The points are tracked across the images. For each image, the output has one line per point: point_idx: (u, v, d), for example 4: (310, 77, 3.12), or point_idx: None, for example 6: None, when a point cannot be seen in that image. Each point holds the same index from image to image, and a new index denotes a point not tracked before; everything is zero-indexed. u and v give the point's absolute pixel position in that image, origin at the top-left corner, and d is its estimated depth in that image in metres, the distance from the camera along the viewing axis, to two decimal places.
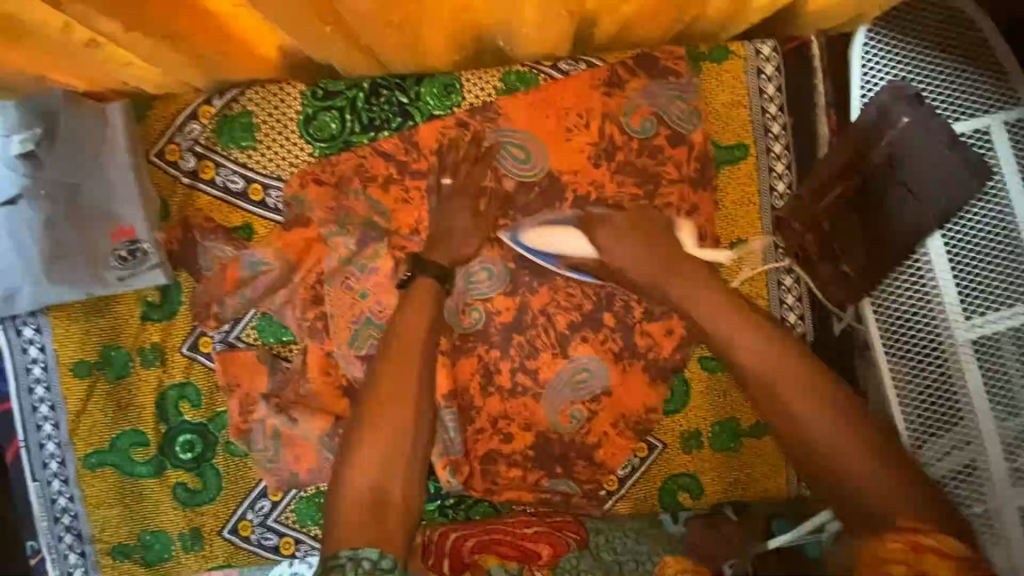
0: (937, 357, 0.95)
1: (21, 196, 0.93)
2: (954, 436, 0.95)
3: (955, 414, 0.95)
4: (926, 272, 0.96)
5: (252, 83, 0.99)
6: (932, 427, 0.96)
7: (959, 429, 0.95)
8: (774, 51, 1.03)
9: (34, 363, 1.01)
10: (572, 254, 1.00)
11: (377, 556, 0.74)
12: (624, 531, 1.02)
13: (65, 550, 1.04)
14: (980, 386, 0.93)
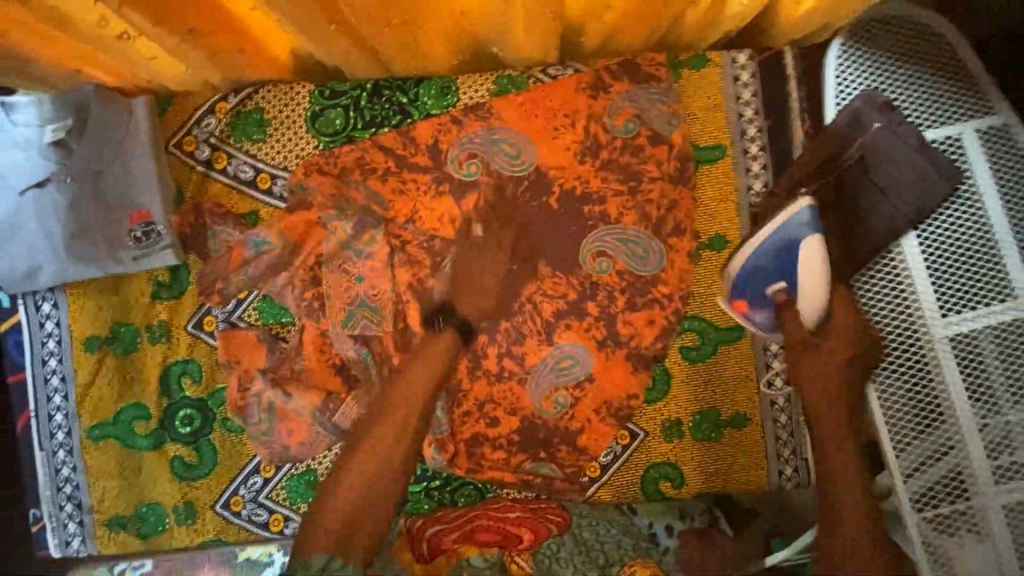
0: (916, 354, 0.97)
1: (50, 179, 1.02)
2: (935, 431, 0.96)
3: (935, 410, 0.96)
4: (902, 271, 0.99)
5: (264, 83, 1.08)
6: (914, 424, 0.98)
7: (941, 430, 0.96)
8: (750, 60, 1.10)
9: (50, 337, 1.08)
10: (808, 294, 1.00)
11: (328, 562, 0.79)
12: (609, 520, 1.05)
13: (65, 518, 1.09)
14: (959, 382, 0.95)
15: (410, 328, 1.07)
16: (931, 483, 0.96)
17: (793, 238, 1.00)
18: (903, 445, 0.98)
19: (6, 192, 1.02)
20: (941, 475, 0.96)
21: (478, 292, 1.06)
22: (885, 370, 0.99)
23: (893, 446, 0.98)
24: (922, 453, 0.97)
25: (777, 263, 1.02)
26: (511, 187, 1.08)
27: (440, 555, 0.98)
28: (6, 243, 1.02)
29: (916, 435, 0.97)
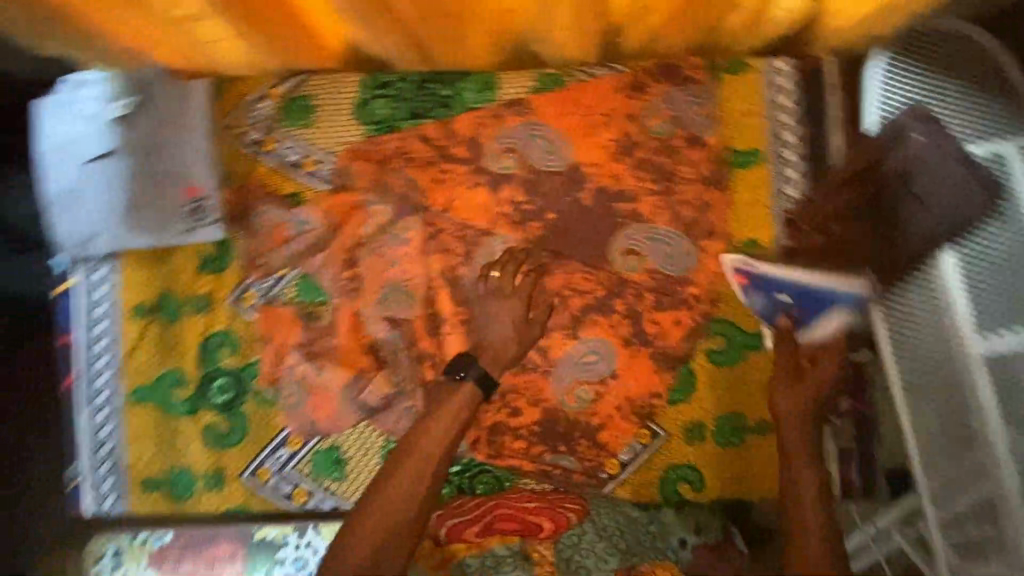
0: (948, 371, 0.96)
1: (113, 152, 1.10)
2: (966, 452, 0.94)
3: (967, 431, 0.94)
4: (938, 288, 0.98)
5: (314, 71, 1.12)
6: (943, 441, 0.98)
7: (972, 455, 0.94)
8: (789, 68, 1.10)
9: (99, 303, 1.13)
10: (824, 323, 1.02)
11: None
12: (630, 517, 1.07)
13: (101, 477, 1.14)
14: (994, 405, 0.92)
15: (439, 313, 1.10)
16: (959, 502, 0.95)
17: (844, 301, 1.00)
18: (932, 460, 0.99)
19: (71, 163, 1.10)
20: (971, 497, 0.94)
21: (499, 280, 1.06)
22: (918, 384, 1.00)
23: (922, 459, 1.00)
24: (952, 470, 0.97)
25: (813, 306, 1.01)
26: (547, 181, 1.10)
27: (457, 542, 1.02)
28: (67, 210, 1.09)
29: (945, 455, 0.97)
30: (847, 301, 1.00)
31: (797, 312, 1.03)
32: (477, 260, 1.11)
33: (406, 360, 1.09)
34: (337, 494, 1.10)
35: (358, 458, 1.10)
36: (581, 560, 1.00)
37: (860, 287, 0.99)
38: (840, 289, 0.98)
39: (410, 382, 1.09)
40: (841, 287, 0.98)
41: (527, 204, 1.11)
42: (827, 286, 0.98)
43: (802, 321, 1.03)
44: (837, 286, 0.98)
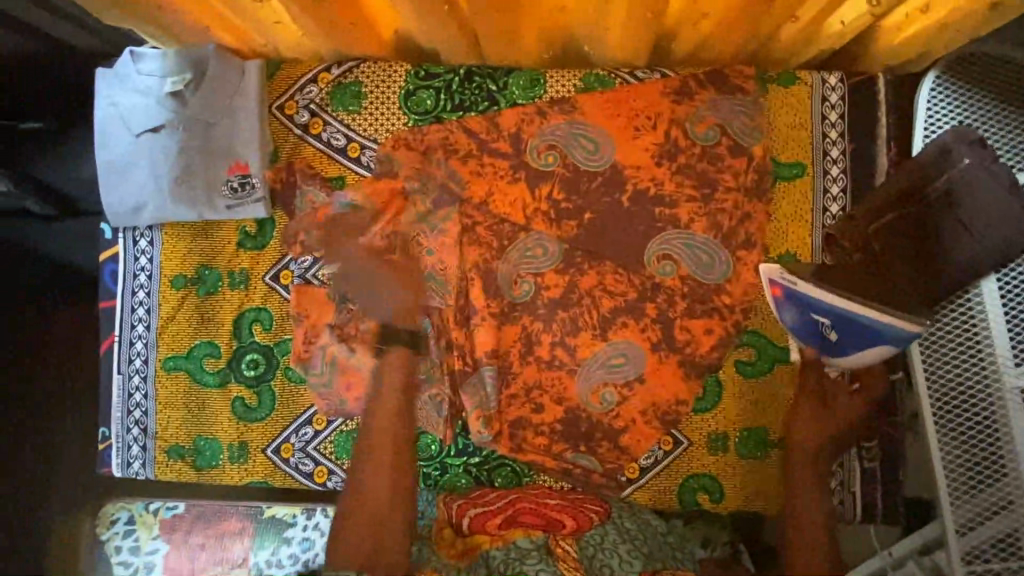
0: (982, 399, 0.96)
1: (164, 126, 1.11)
2: (993, 480, 0.95)
3: (997, 459, 0.95)
4: (978, 314, 0.97)
5: (365, 58, 1.14)
6: (972, 470, 0.96)
7: (1003, 487, 0.95)
8: (840, 83, 1.09)
9: (141, 271, 1.17)
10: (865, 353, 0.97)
11: None
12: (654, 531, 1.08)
13: (130, 441, 1.17)
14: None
15: (470, 304, 1.11)
16: (984, 531, 0.95)
17: (883, 340, 0.93)
18: (960, 488, 0.97)
19: (124, 133, 1.11)
20: (996, 525, 0.94)
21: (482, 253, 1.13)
22: (949, 410, 0.98)
23: (949, 488, 0.97)
24: (978, 499, 0.96)
25: (848, 334, 0.95)
26: (588, 181, 1.11)
27: (481, 534, 1.04)
28: (119, 180, 1.12)
29: (976, 488, 0.96)
30: (887, 341, 0.92)
31: (832, 338, 0.98)
32: (511, 255, 1.11)
33: (435, 348, 1.10)
34: None
35: None
36: (604, 559, 1.00)
37: (906, 331, 0.90)
38: (882, 324, 0.91)
39: (438, 370, 1.10)
40: (882, 323, 0.91)
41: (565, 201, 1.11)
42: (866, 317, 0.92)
43: (834, 347, 0.99)
44: (883, 325, 0.91)
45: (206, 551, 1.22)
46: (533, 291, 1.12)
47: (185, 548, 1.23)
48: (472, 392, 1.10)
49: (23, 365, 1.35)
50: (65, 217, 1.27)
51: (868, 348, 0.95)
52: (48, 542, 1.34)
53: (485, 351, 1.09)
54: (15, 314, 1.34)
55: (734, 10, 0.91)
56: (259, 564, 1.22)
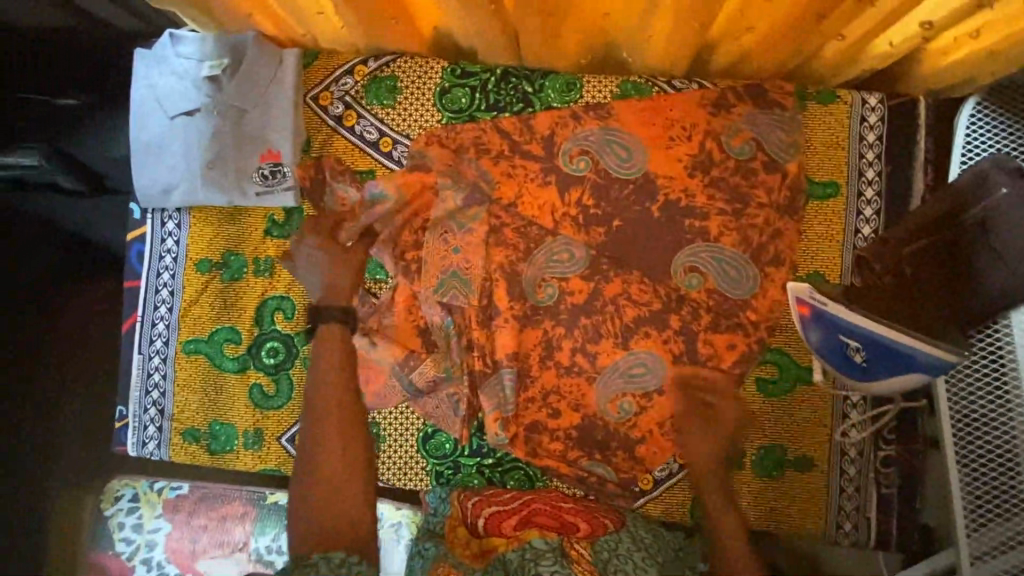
0: (1005, 427, 0.98)
1: (199, 110, 1.11)
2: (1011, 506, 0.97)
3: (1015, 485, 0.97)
4: (1005, 344, 0.99)
5: (402, 53, 1.14)
6: (990, 496, 0.99)
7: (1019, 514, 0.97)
8: (880, 104, 1.08)
9: (167, 253, 1.17)
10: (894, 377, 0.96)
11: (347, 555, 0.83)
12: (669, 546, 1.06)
13: (147, 421, 1.17)
14: None
15: (493, 305, 1.10)
16: (1000, 557, 0.97)
17: (918, 366, 0.92)
18: (977, 513, 0.99)
19: (159, 115, 1.12)
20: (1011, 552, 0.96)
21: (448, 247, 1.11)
22: (971, 437, 1.00)
23: (968, 513, 0.99)
24: (995, 525, 0.98)
25: (881, 358, 0.94)
26: (619, 189, 1.10)
27: (497, 536, 1.03)
28: (152, 162, 1.12)
29: (992, 515, 0.98)
30: (921, 367, 0.92)
31: (862, 360, 0.96)
32: (536, 259, 1.11)
33: (456, 347, 1.10)
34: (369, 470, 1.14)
35: (396, 434, 1.14)
36: (619, 564, 0.96)
37: (940, 361, 0.89)
38: (916, 352, 0.90)
39: (458, 369, 1.10)
40: (919, 351, 0.90)
41: (594, 207, 1.10)
42: (903, 344, 0.90)
43: (864, 370, 0.98)
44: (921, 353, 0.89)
45: (208, 533, 1.24)
46: (557, 295, 1.11)
47: (187, 528, 1.25)
48: (491, 394, 1.09)
49: (23, 366, 1.35)
50: (100, 199, 1.28)
51: (900, 372, 0.94)
52: (48, 534, 1.34)
53: (505, 353, 1.09)
54: (15, 314, 1.33)
55: (780, 26, 0.90)
56: (260, 549, 1.23)
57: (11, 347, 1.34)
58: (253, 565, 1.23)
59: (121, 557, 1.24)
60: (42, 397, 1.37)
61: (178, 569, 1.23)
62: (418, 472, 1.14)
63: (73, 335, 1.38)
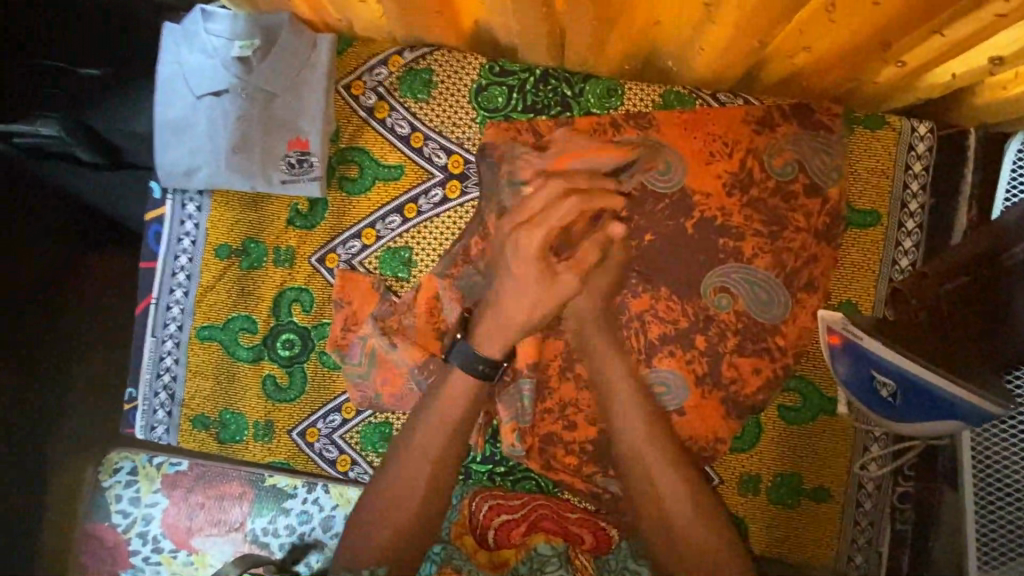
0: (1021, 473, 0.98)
1: (227, 91, 1.07)
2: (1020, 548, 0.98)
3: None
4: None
5: (439, 46, 1.10)
6: (999, 538, 0.99)
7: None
8: (930, 132, 1.04)
9: (186, 236, 1.14)
10: (929, 424, 0.93)
11: None
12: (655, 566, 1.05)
13: (156, 405, 1.16)
14: None
15: None
16: None
17: (956, 413, 0.88)
18: (987, 554, 1.00)
19: (185, 93, 1.07)
20: None
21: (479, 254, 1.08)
22: (986, 479, 1.00)
23: (978, 551, 1.00)
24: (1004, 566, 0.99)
25: (916, 401, 0.91)
26: (654, 202, 1.07)
27: (508, 547, 1.03)
28: (174, 141, 1.08)
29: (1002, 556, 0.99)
30: (960, 414, 0.88)
31: (894, 400, 0.94)
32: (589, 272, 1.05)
33: None
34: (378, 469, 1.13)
35: None
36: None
37: (982, 413, 0.86)
38: (957, 401, 0.87)
39: None
40: (959, 397, 0.86)
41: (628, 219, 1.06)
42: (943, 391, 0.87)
43: (898, 410, 0.95)
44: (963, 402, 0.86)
45: (205, 511, 1.21)
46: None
47: (185, 505, 1.21)
48: (510, 404, 1.06)
49: (23, 365, 1.37)
50: (94, 174, 1.20)
51: (935, 419, 0.91)
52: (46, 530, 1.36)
53: (526, 364, 1.07)
54: (14, 314, 1.35)
55: (842, 50, 0.86)
56: (256, 531, 1.19)
57: (11, 347, 1.36)
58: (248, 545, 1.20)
59: (117, 528, 1.21)
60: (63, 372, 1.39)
61: (174, 544, 1.20)
62: None
63: (72, 335, 1.39)
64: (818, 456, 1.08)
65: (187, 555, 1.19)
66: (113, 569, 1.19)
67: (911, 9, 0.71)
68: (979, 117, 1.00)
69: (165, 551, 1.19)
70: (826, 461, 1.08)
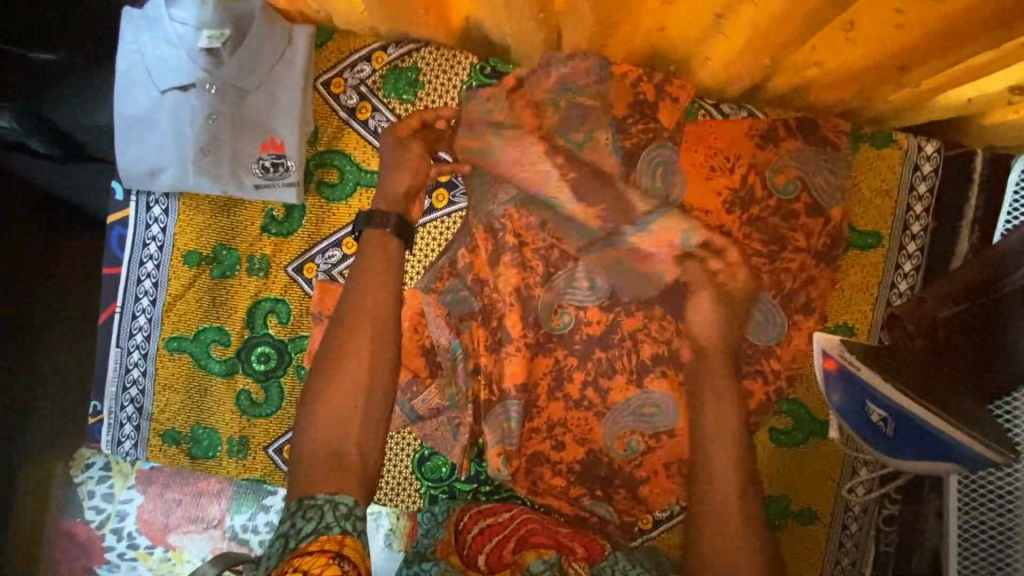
0: (1005, 503, 0.96)
1: (194, 85, 0.98)
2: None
3: (1006, 561, 0.97)
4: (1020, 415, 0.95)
5: (427, 42, 1.03)
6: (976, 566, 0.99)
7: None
8: (936, 152, 1.01)
9: (152, 240, 1.07)
10: (925, 461, 0.91)
11: (353, 503, 0.79)
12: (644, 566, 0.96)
13: (123, 419, 1.10)
14: None
15: (503, 329, 1.02)
16: None
17: (952, 453, 0.86)
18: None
19: (147, 86, 0.98)
20: None
21: (467, 270, 1.03)
22: (969, 506, 0.99)
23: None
24: None
25: (911, 436, 0.90)
26: (653, 212, 0.98)
27: (502, 568, 0.93)
28: (137, 138, 1.00)
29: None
30: (959, 458, 0.86)
31: (889, 434, 0.92)
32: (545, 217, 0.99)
33: (462, 372, 1.03)
34: None
35: (391, 453, 1.10)
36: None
37: (980, 456, 0.84)
38: (953, 442, 0.85)
39: (463, 398, 1.03)
40: (958, 441, 0.84)
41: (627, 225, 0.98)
42: (939, 429, 0.85)
43: (893, 443, 0.93)
44: (959, 442, 0.84)
45: (182, 508, 1.15)
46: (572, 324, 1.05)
47: (161, 501, 1.15)
48: (495, 425, 1.02)
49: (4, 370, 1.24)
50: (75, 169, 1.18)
51: (931, 457, 0.89)
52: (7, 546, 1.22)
53: (514, 384, 1.01)
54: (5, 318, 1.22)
55: (855, 69, 0.81)
56: (234, 528, 1.14)
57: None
58: (227, 542, 1.15)
59: (90, 524, 1.16)
60: (36, 367, 1.25)
61: (150, 541, 1.15)
62: (411, 492, 1.10)
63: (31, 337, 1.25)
64: (806, 478, 1.07)
65: (164, 551, 1.15)
66: (88, 562, 1.16)
67: (933, 35, 0.67)
68: (987, 139, 0.96)
69: (141, 547, 1.15)
70: (815, 484, 1.07)
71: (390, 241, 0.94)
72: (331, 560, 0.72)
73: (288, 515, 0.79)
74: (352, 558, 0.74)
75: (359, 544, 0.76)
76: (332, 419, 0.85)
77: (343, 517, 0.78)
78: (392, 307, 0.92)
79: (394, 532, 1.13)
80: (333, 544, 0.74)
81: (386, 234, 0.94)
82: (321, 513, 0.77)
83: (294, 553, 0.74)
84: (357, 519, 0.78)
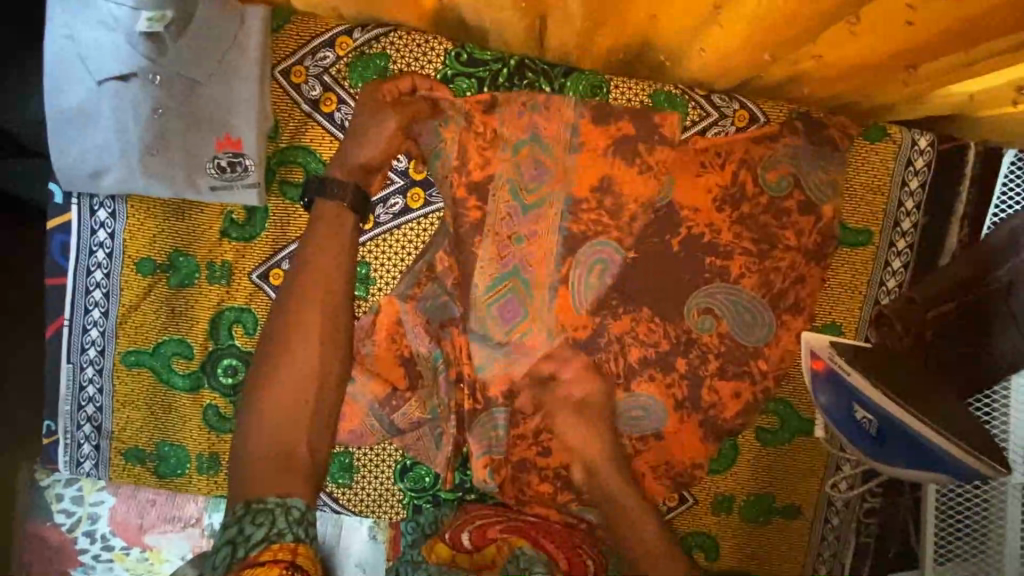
0: (979, 492, 0.96)
1: (136, 76, 0.88)
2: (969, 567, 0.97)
3: (979, 551, 0.96)
4: (1001, 406, 0.94)
5: (397, 26, 0.95)
6: (949, 555, 0.99)
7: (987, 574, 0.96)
8: (931, 146, 0.98)
9: (99, 247, 0.98)
10: (907, 469, 0.91)
11: (305, 508, 0.75)
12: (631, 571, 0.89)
13: (80, 439, 1.03)
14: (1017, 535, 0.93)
15: (486, 335, 0.98)
16: None
17: (938, 461, 0.86)
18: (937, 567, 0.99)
19: (80, 76, 0.87)
20: None
21: (447, 277, 0.98)
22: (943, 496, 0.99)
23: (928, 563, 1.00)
24: None
25: (897, 442, 0.89)
26: (602, 252, 0.97)
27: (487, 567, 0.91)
28: (73, 135, 0.89)
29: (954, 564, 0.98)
30: (945, 467, 0.86)
31: (876, 438, 0.91)
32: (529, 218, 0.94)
33: (444, 383, 0.99)
34: (340, 500, 1.07)
35: (372, 465, 1.06)
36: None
37: (963, 466, 0.84)
38: (940, 451, 0.85)
39: (446, 409, 1.00)
40: (946, 453, 0.84)
41: (575, 267, 0.97)
42: (926, 437, 0.85)
43: (878, 448, 0.92)
44: (946, 451, 0.84)
45: (157, 507, 1.06)
46: (532, 313, 0.97)
47: (134, 501, 1.06)
48: (481, 434, 1.00)
49: None
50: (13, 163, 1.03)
51: (916, 464, 0.89)
52: None
53: (497, 393, 1.00)
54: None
55: (853, 67, 0.77)
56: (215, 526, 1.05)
57: None
58: (208, 539, 1.07)
59: (61, 528, 1.07)
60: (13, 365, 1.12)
61: (125, 542, 1.07)
62: (393, 504, 1.07)
63: None
64: (793, 475, 1.07)
65: (141, 551, 1.07)
66: (63, 566, 1.08)
67: (946, 33, 0.63)
68: (981, 133, 0.94)
69: (116, 548, 1.07)
70: (799, 484, 1.08)
71: (345, 212, 0.88)
72: (284, 570, 0.68)
73: (234, 520, 0.73)
74: (305, 568, 0.70)
75: (312, 551, 0.73)
76: (300, 435, 0.80)
77: (295, 522, 0.73)
78: (345, 312, 0.86)
79: (378, 526, 1.08)
80: (286, 553, 0.70)
81: (341, 206, 0.87)
82: (272, 518, 0.72)
83: (242, 564, 0.69)
84: (308, 524, 0.74)
